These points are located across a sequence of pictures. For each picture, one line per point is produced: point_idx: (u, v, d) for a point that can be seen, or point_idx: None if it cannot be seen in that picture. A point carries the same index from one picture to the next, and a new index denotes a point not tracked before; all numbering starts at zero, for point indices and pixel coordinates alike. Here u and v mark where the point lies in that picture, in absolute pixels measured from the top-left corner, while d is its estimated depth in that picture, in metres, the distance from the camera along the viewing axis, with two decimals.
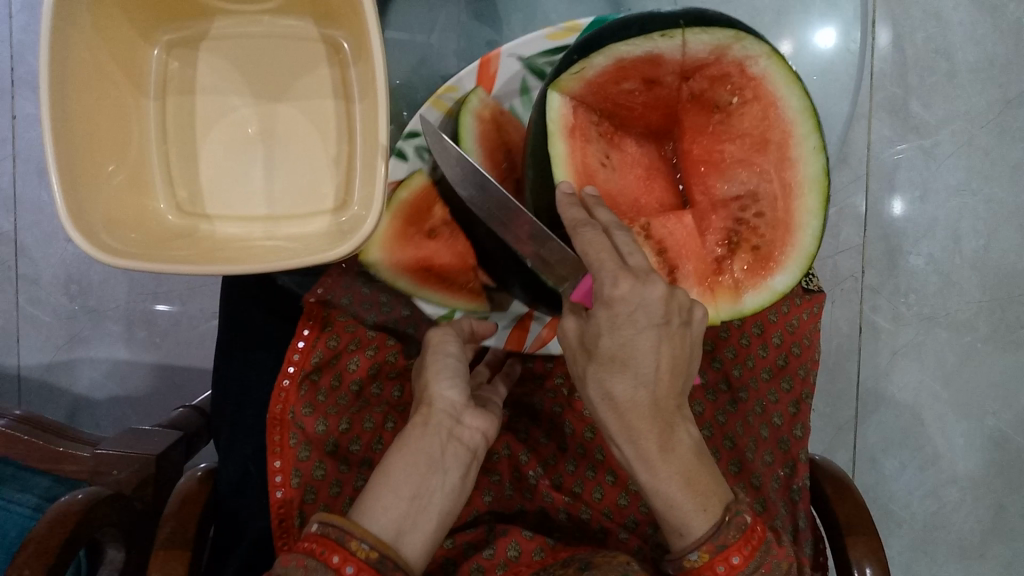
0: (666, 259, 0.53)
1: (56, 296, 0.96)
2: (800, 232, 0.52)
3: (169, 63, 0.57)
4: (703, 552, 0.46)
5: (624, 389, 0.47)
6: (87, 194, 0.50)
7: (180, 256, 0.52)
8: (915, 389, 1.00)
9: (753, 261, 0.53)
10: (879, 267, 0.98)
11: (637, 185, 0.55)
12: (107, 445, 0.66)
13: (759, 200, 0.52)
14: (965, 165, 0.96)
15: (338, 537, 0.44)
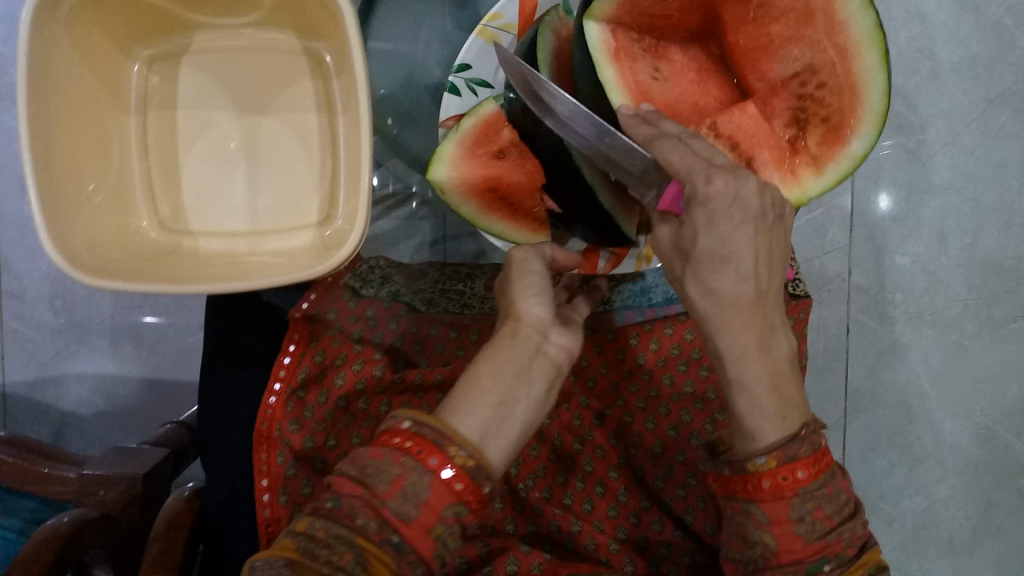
0: (740, 152, 0.54)
1: (41, 310, 0.95)
2: (864, 92, 0.52)
3: (149, 78, 0.57)
4: (771, 458, 0.43)
5: (722, 283, 0.45)
6: (68, 213, 0.49)
7: (162, 273, 0.51)
8: (903, 388, 1.01)
9: (825, 132, 0.53)
10: (866, 267, 0.99)
11: (693, 89, 0.57)
12: (94, 464, 0.65)
13: (818, 71, 0.53)
14: (949, 164, 0.96)
15: (436, 439, 0.40)
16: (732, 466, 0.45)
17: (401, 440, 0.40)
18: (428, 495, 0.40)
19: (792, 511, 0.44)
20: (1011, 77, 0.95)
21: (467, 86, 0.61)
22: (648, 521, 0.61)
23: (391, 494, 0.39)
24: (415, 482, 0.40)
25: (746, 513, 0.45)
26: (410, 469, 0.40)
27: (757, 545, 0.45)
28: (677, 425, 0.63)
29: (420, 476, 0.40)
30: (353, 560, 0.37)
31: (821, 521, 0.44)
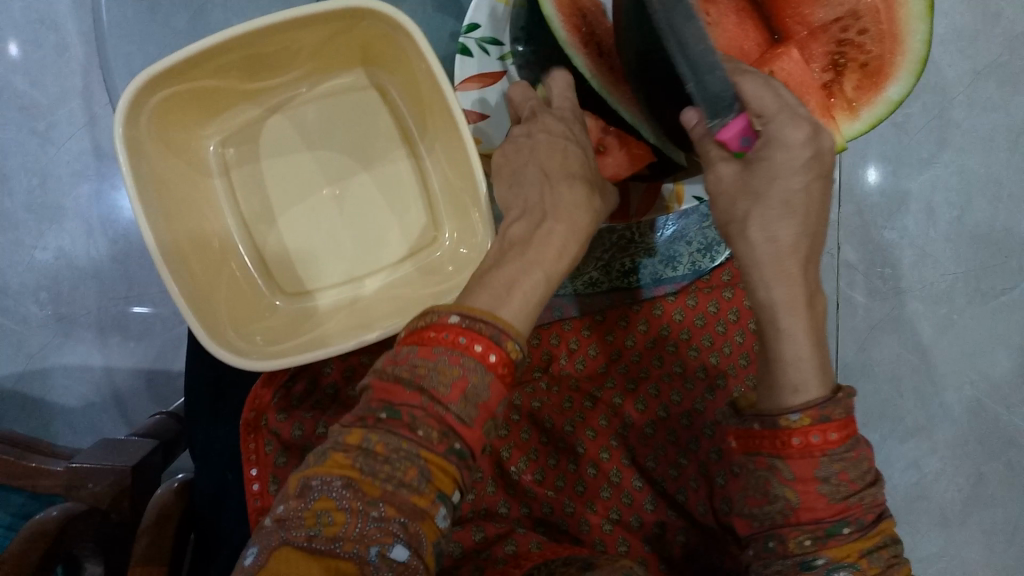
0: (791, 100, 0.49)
1: (25, 303, 0.95)
2: (907, 41, 0.50)
3: (225, 151, 0.59)
4: (806, 415, 0.44)
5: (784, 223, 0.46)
6: (209, 307, 0.53)
7: (294, 345, 0.55)
8: (894, 362, 1.00)
9: (862, 77, 0.51)
10: (855, 243, 0.99)
11: (736, 33, 0.51)
12: (81, 457, 0.64)
13: (861, 16, 0.50)
14: (936, 137, 0.97)
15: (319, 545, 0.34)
16: (762, 422, 0.45)
17: (444, 335, 0.38)
18: (489, 396, 0.38)
19: (819, 471, 0.43)
20: (998, 49, 0.95)
21: (478, 48, 0.56)
22: (639, 501, 0.61)
23: (456, 399, 0.37)
24: (480, 382, 0.37)
25: (772, 468, 0.45)
26: (473, 368, 0.37)
27: (778, 499, 0.44)
28: (667, 406, 0.63)
29: (481, 378, 0.38)
30: (418, 474, 0.35)
31: (846, 484, 0.44)
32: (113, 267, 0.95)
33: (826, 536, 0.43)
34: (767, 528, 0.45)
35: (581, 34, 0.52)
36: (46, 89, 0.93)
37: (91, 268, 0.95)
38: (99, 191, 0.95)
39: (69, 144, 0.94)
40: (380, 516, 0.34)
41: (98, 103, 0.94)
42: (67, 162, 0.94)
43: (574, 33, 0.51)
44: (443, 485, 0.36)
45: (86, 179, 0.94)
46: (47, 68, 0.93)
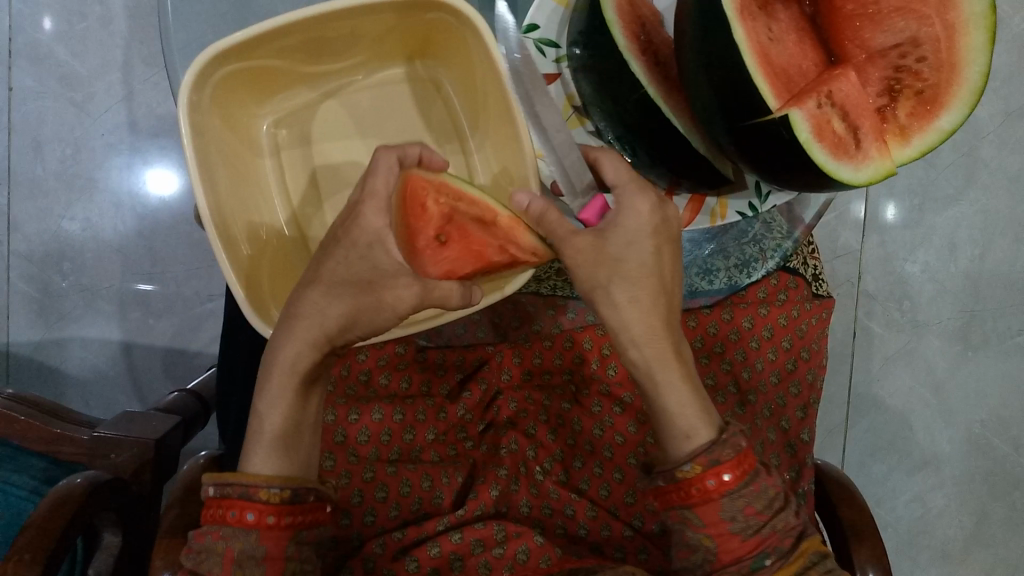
0: (848, 122, 0.48)
1: (47, 272, 0.95)
2: (965, 71, 0.47)
3: (277, 132, 0.60)
4: (695, 463, 0.46)
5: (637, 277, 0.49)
6: (253, 283, 0.54)
7: None
8: (906, 395, 1.01)
9: (917, 105, 0.48)
10: (877, 274, 0.99)
11: (796, 51, 0.49)
12: (105, 428, 0.64)
13: (920, 43, 0.48)
14: (963, 175, 0.97)
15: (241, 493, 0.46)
16: (665, 476, 0.48)
17: (218, 511, 0.47)
18: (263, 551, 0.46)
19: (724, 511, 0.46)
20: None
21: (535, 48, 0.56)
22: None
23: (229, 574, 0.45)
24: (244, 547, 0.46)
25: (684, 518, 0.47)
26: (233, 536, 0.46)
27: (698, 547, 0.47)
28: None
29: (246, 537, 0.46)
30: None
31: (754, 517, 0.46)
32: (138, 243, 0.96)
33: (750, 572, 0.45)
34: (700, 574, 0.48)
35: (639, 40, 0.51)
36: (87, 60, 0.93)
37: (117, 242, 0.96)
38: (130, 165, 0.95)
39: (105, 117, 0.94)
40: None
41: (135, 78, 0.94)
42: (101, 135, 0.95)
43: (633, 39, 0.50)
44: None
45: (119, 152, 0.95)
46: (88, 41, 0.93)
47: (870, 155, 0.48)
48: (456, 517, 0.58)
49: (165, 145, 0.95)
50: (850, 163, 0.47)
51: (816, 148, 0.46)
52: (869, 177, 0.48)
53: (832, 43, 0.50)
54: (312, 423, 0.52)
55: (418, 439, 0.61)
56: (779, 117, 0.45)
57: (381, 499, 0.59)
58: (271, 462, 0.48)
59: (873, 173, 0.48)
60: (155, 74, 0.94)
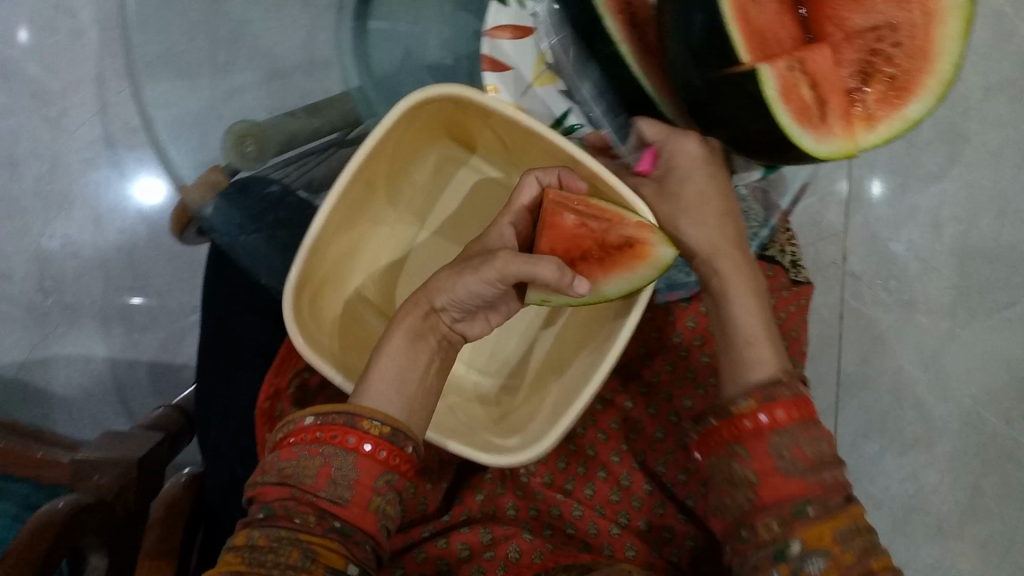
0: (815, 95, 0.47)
1: (29, 290, 0.95)
2: (938, 62, 0.47)
3: (243, 147, 0.57)
4: (752, 399, 0.49)
5: (703, 223, 0.54)
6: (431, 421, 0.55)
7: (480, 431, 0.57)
8: (896, 373, 1.01)
9: (887, 90, 0.48)
10: (861, 254, 0.99)
11: (774, 20, 0.48)
12: (88, 449, 0.63)
13: (898, 27, 0.46)
14: (944, 152, 0.97)
15: (348, 419, 0.45)
16: (718, 414, 0.50)
17: (319, 434, 0.45)
18: (356, 474, 0.45)
19: (771, 447, 0.48)
20: (1008, 67, 0.96)
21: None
22: (648, 504, 0.61)
23: (322, 487, 0.44)
24: (342, 466, 0.44)
25: (732, 455, 0.49)
26: (334, 454, 0.45)
27: (743, 485, 0.48)
28: (676, 412, 0.63)
29: (344, 460, 0.45)
30: (300, 555, 0.42)
31: (801, 460, 0.47)
32: (119, 257, 0.95)
33: (793, 518, 0.46)
34: (739, 519, 0.48)
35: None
36: (61, 76, 0.93)
37: (97, 257, 0.95)
38: (108, 179, 0.94)
39: (81, 132, 0.94)
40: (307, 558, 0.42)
41: (111, 92, 0.93)
42: (77, 150, 0.94)
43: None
44: (331, 561, 0.43)
45: (96, 167, 0.94)
46: (64, 57, 0.93)
47: (833, 132, 0.48)
48: (442, 523, 0.58)
49: (144, 158, 0.94)
50: (811, 135, 0.47)
51: (778, 107, 0.46)
52: (828, 153, 0.47)
53: (811, 22, 0.49)
54: (421, 377, 0.49)
55: None
56: (746, 67, 0.45)
57: None
58: (382, 398, 0.47)
59: (834, 151, 0.48)
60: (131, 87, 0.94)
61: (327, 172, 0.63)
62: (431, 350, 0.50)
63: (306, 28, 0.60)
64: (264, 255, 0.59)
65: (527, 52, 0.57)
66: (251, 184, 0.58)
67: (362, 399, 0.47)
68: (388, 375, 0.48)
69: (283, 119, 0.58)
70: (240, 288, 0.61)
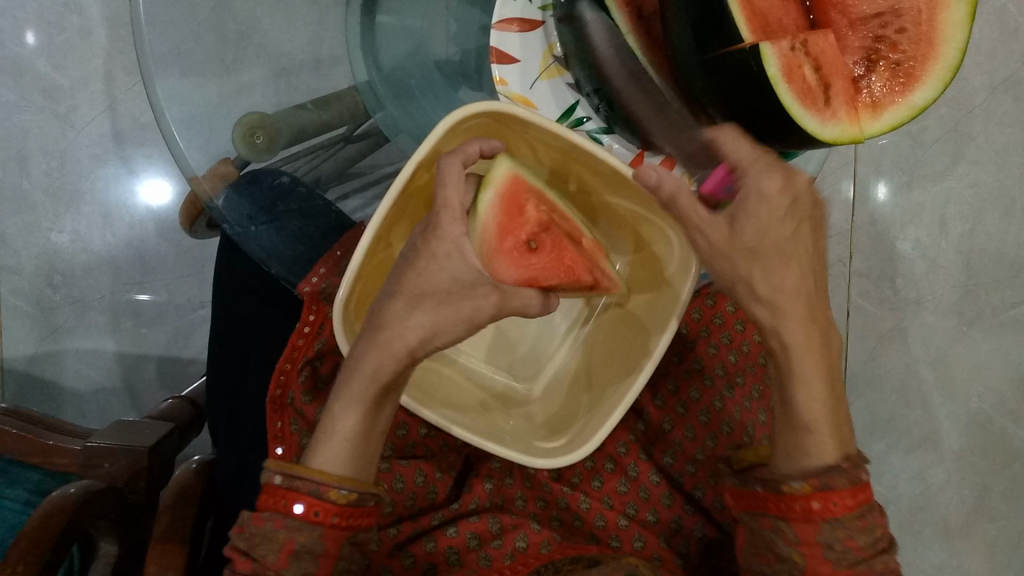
0: (818, 76, 0.47)
1: (39, 285, 0.96)
2: (942, 48, 0.47)
3: (253, 139, 0.57)
4: (806, 484, 0.45)
5: (782, 280, 0.46)
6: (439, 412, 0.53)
7: (485, 427, 0.55)
8: (903, 372, 1.01)
9: (892, 76, 0.48)
10: (867, 252, 1.00)
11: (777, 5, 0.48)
12: (98, 437, 0.64)
13: (902, 14, 0.48)
14: (950, 149, 0.97)
15: (311, 489, 0.44)
16: (765, 485, 0.47)
17: (280, 501, 0.44)
18: (321, 548, 0.44)
19: (821, 535, 0.45)
20: (1016, 65, 0.96)
21: None
22: (656, 496, 0.61)
23: (285, 563, 0.44)
24: (306, 542, 0.43)
25: (776, 529, 0.46)
26: (297, 529, 0.43)
27: (786, 560, 0.46)
28: (684, 402, 0.63)
29: (308, 535, 0.44)
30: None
31: (852, 550, 0.45)
32: (128, 252, 0.96)
33: None
34: None
35: None
36: (68, 72, 0.93)
37: (106, 252, 0.96)
38: (116, 176, 0.95)
39: (89, 128, 0.94)
40: None
41: (118, 87, 0.94)
42: (85, 146, 0.94)
43: None
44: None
45: (105, 163, 0.95)
46: (70, 52, 0.93)
47: (838, 116, 0.47)
48: (452, 511, 0.58)
49: (151, 154, 0.95)
50: (816, 116, 0.46)
51: (782, 85, 0.45)
52: (832, 138, 0.46)
53: (817, 10, 0.50)
54: (382, 430, 0.48)
55: (411, 433, 0.60)
56: (748, 47, 0.44)
57: None
58: (338, 461, 0.45)
59: (837, 133, 0.46)
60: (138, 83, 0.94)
61: (332, 170, 0.62)
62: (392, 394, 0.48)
63: (314, 23, 0.58)
64: (278, 248, 0.58)
65: (536, 42, 0.55)
66: (260, 176, 0.59)
67: (317, 453, 0.46)
68: (345, 421, 0.46)
69: (289, 113, 0.58)
70: (250, 280, 0.62)
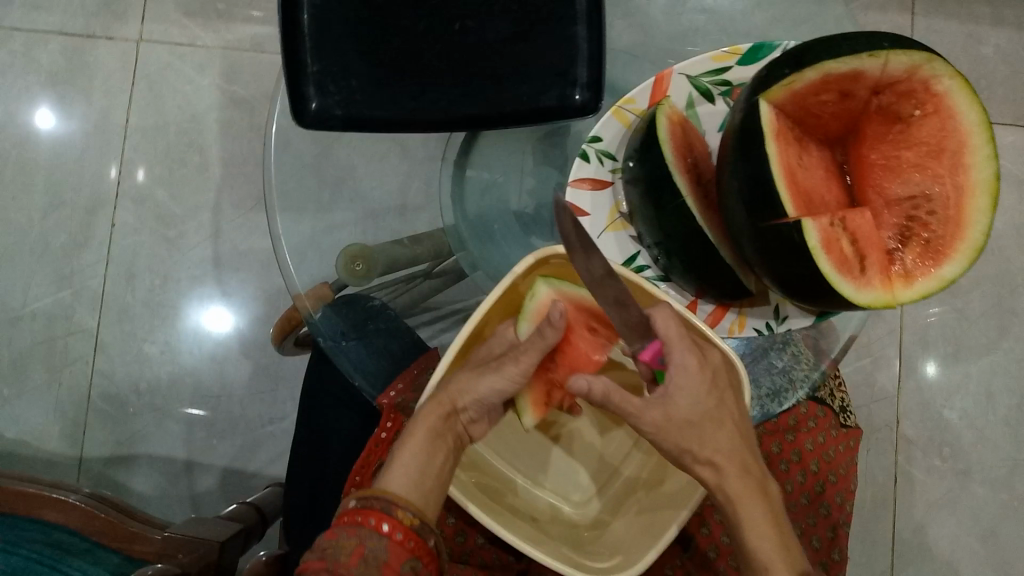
0: (856, 247, 0.53)
1: (126, 390, 1.04)
2: (969, 229, 0.52)
3: (354, 267, 0.65)
4: None
5: (718, 441, 0.51)
6: (506, 521, 0.58)
7: (538, 534, 0.59)
8: (952, 543, 1.00)
9: (924, 252, 0.53)
10: (915, 419, 1.01)
11: (823, 185, 0.55)
12: (174, 529, 0.71)
13: (931, 198, 0.53)
14: (994, 324, 1.01)
15: (384, 505, 0.49)
16: None
17: (357, 517, 0.48)
18: (387, 557, 0.47)
19: None
20: None
21: (595, 156, 0.62)
22: None
23: (354, 564, 0.46)
24: (375, 547, 0.47)
25: None
26: (369, 537, 0.47)
27: None
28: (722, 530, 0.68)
29: (377, 542, 0.47)
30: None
31: None
32: (211, 366, 1.03)
33: None
34: None
35: (686, 162, 0.57)
36: (182, 201, 1.05)
37: (192, 365, 1.04)
38: (210, 296, 1.04)
39: (192, 252, 1.05)
40: None
41: (224, 218, 1.05)
42: (188, 267, 1.05)
43: (681, 158, 0.56)
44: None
45: (202, 283, 1.04)
46: (187, 184, 1.05)
47: (871, 283, 0.52)
48: None
49: (244, 278, 1.04)
50: (853, 282, 0.52)
51: (821, 256, 0.51)
52: (867, 303, 0.52)
53: (856, 189, 0.56)
54: (439, 474, 0.52)
55: (469, 540, 0.65)
56: (792, 221, 0.50)
57: None
58: (403, 483, 0.50)
59: (873, 298, 0.52)
60: (242, 215, 1.05)
61: (407, 302, 0.69)
62: (447, 448, 0.53)
63: (404, 174, 0.68)
64: (364, 363, 0.65)
65: (604, 200, 0.62)
66: (355, 298, 0.66)
67: (385, 482, 0.50)
68: (409, 462, 0.51)
69: (388, 246, 0.65)
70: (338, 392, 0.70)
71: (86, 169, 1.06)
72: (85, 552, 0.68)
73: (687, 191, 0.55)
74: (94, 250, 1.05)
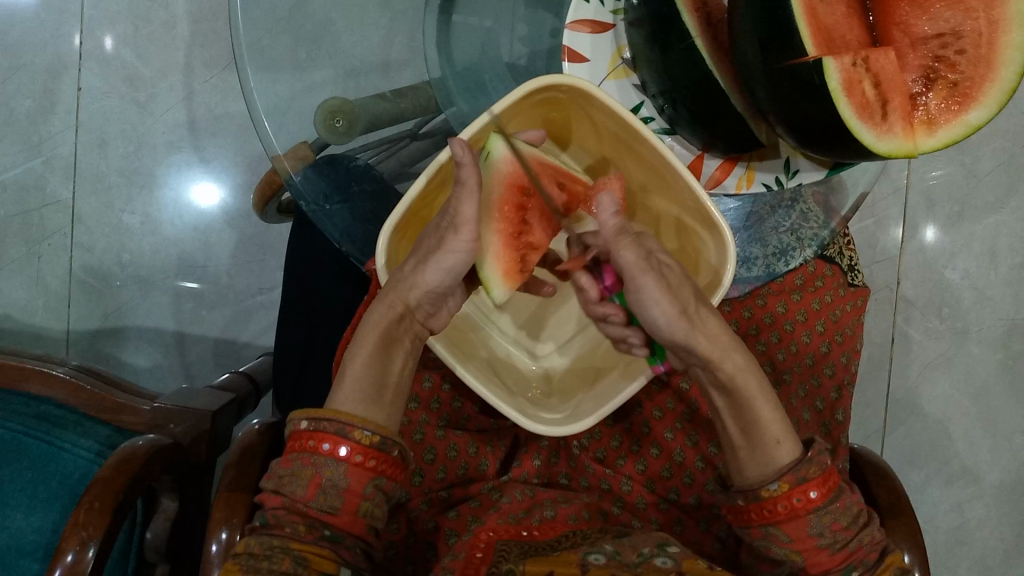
0: (879, 91, 0.48)
1: (108, 262, 1.00)
2: (1000, 69, 0.47)
3: (333, 123, 0.60)
4: (783, 482, 0.49)
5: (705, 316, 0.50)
6: (472, 365, 0.55)
7: (506, 387, 0.57)
8: (946, 402, 1.00)
9: (949, 95, 0.49)
10: (915, 280, 0.99)
11: (844, 22, 0.49)
12: (163, 399, 0.71)
13: (962, 35, 0.48)
14: (1004, 182, 0.97)
15: (338, 429, 0.47)
16: (746, 496, 0.51)
17: (310, 443, 0.47)
18: (346, 483, 0.47)
19: (810, 527, 0.49)
20: None
21: None
22: (700, 482, 0.62)
23: (312, 496, 0.46)
24: (332, 476, 0.47)
25: (767, 536, 0.51)
26: (324, 465, 0.47)
27: (785, 560, 0.51)
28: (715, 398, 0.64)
29: (335, 469, 0.47)
30: (291, 563, 0.44)
31: (840, 532, 0.50)
32: (193, 236, 1.00)
33: None
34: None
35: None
36: (151, 62, 0.98)
37: (174, 235, 1.00)
38: (187, 164, 0.99)
39: (166, 116, 0.99)
40: (304, 561, 0.45)
41: (197, 80, 0.98)
42: (162, 133, 0.99)
43: None
44: (321, 565, 0.46)
45: (179, 150, 0.99)
46: (154, 43, 0.98)
47: (893, 130, 0.48)
48: (502, 481, 0.61)
49: (221, 145, 0.99)
50: (875, 131, 0.47)
51: (842, 98, 0.46)
52: (889, 152, 0.48)
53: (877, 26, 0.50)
54: (396, 380, 0.52)
55: (466, 407, 0.63)
56: (813, 61, 0.45)
57: (429, 460, 0.60)
58: (357, 403, 0.49)
59: (894, 147, 0.48)
60: (214, 76, 0.98)
61: (397, 165, 0.65)
62: (406, 352, 0.52)
63: (385, 27, 0.61)
64: (349, 227, 0.62)
65: (606, 44, 0.57)
66: (338, 157, 0.62)
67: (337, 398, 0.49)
68: (360, 375, 0.50)
69: (372, 101, 0.60)
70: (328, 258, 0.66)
71: (43, 26, 0.98)
72: (75, 423, 0.68)
73: (696, 30, 0.50)
74: (62, 116, 0.99)
